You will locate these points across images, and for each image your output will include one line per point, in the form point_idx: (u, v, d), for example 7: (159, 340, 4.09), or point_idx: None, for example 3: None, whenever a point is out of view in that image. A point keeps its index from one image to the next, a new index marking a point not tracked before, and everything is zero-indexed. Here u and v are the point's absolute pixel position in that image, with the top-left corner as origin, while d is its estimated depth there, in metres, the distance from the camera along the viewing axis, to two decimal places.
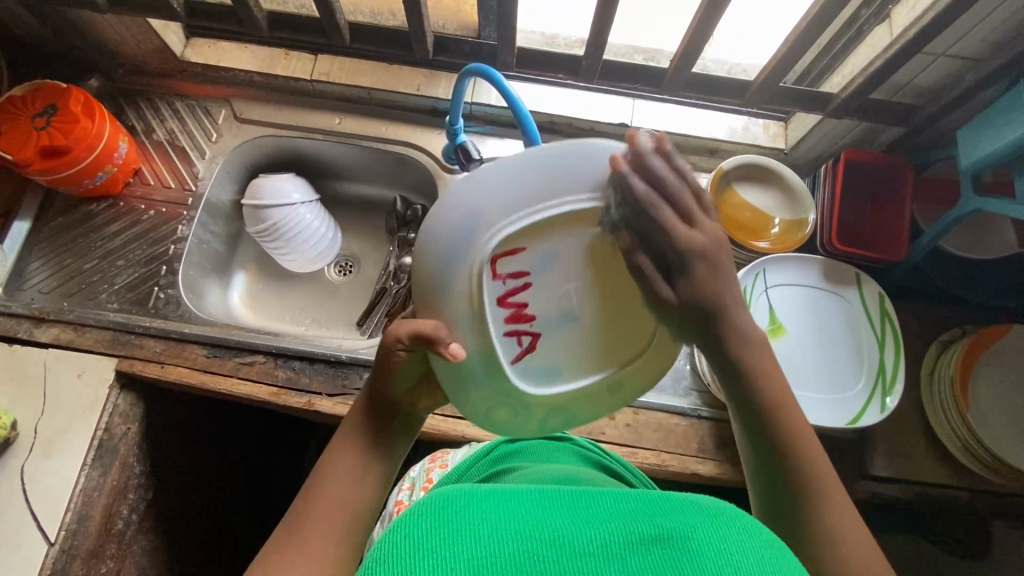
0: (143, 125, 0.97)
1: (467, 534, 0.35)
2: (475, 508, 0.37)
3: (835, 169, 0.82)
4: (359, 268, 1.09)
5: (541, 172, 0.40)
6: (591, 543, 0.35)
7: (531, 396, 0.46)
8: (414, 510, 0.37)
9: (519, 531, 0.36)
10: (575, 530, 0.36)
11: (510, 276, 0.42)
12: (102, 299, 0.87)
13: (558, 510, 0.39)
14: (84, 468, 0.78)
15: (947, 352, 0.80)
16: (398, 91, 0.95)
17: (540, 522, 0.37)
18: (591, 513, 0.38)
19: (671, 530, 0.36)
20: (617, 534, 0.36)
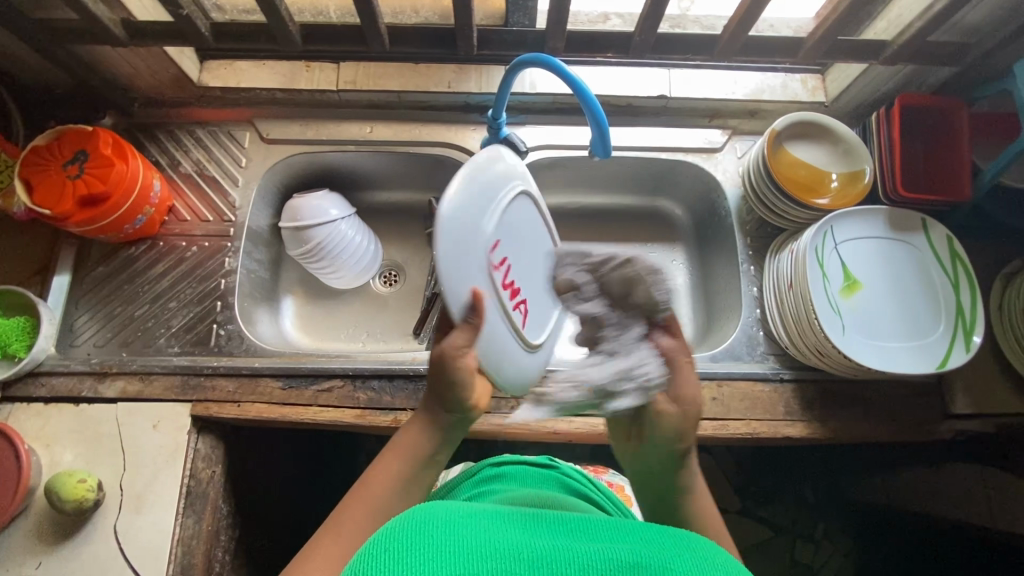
0: (168, 158, 0.93)
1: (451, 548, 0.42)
2: (460, 529, 0.44)
3: (888, 116, 0.81)
4: (404, 277, 1.07)
5: (473, 183, 0.54)
6: (568, 566, 0.41)
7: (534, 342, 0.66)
8: (416, 523, 0.44)
9: (501, 553, 0.42)
10: (547, 549, 0.43)
11: (499, 262, 0.57)
12: (162, 343, 0.84)
13: (539, 535, 0.46)
14: (179, 518, 0.76)
15: (1013, 286, 0.81)
16: (430, 90, 0.92)
17: (517, 543, 0.43)
18: (568, 535, 0.46)
19: (637, 555, 0.42)
20: (590, 558, 0.42)
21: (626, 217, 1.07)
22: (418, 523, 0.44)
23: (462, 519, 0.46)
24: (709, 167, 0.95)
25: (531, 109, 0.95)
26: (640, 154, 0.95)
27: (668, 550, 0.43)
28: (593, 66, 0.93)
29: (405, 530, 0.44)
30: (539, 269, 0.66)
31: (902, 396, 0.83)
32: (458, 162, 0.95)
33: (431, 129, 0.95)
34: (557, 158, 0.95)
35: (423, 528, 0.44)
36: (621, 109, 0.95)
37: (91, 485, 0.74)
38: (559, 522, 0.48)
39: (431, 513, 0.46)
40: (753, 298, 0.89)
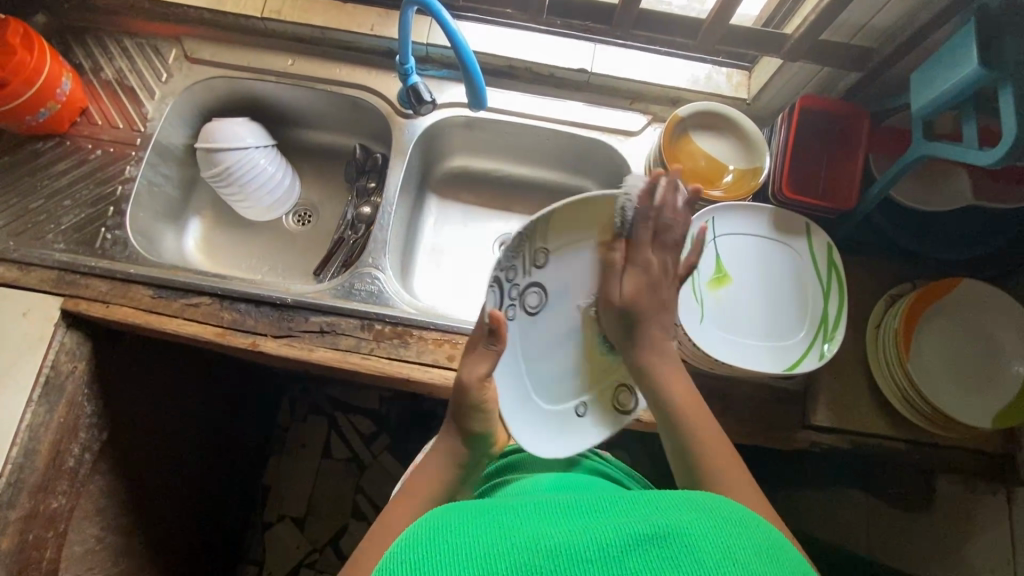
0: (91, 63, 0.94)
1: (464, 551, 0.41)
2: (481, 530, 0.43)
3: (789, 117, 0.80)
4: (318, 218, 1.07)
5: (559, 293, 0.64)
6: (590, 549, 0.40)
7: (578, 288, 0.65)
8: (423, 530, 0.44)
9: (521, 545, 0.41)
10: (570, 537, 0.41)
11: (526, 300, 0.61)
12: (48, 239, 0.86)
13: (557, 519, 0.44)
14: (30, 404, 0.79)
15: (893, 307, 0.80)
16: (351, 31, 0.92)
17: (532, 535, 0.42)
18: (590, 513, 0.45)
19: (664, 527, 0.41)
20: (612, 536, 0.41)
21: (546, 192, 1.06)
22: (432, 530, 0.43)
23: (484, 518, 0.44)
24: (622, 149, 0.94)
25: (455, 65, 0.95)
26: (554, 125, 0.94)
27: (701, 516, 0.43)
28: (517, 30, 0.93)
29: (423, 536, 0.43)
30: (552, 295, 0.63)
31: (763, 399, 0.82)
32: (374, 108, 0.96)
33: (349, 71, 0.95)
34: (474, 117, 0.95)
35: (437, 538, 0.43)
36: (542, 78, 0.95)
37: None
38: (579, 505, 0.47)
39: (446, 518, 0.45)
40: None
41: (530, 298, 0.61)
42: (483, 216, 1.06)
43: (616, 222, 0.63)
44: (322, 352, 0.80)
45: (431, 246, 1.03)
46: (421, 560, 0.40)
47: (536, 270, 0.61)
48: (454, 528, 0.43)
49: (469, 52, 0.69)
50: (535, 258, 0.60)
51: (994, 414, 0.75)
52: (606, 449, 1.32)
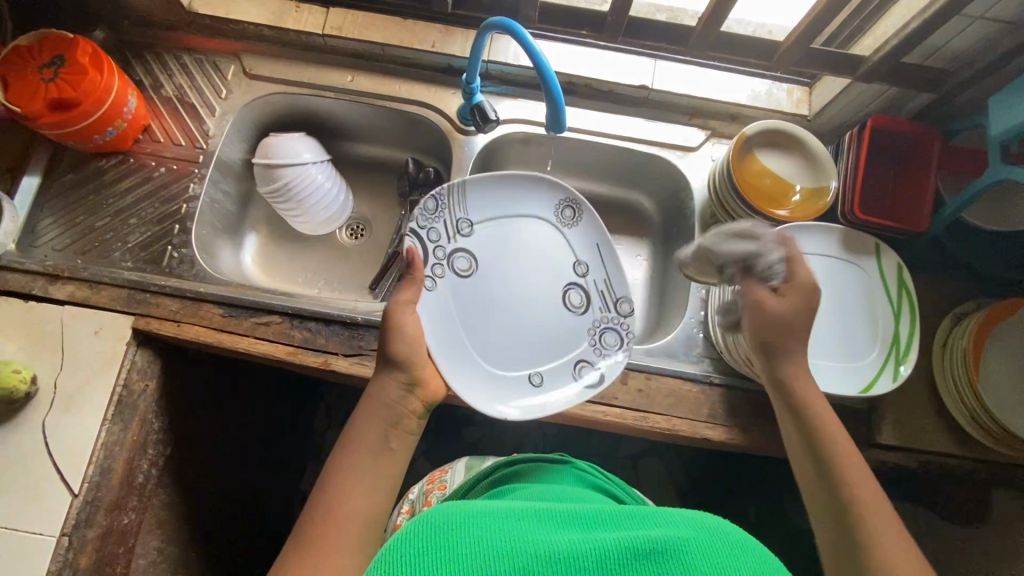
0: (151, 80, 0.94)
1: (468, 551, 0.42)
2: (480, 527, 0.45)
3: (859, 137, 0.80)
4: (370, 232, 1.08)
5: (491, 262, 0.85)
6: (587, 556, 0.42)
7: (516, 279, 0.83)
8: (423, 528, 0.45)
9: (517, 549, 0.43)
10: (571, 545, 0.43)
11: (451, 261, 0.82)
12: (116, 257, 0.87)
13: (554, 527, 0.47)
14: (105, 423, 0.79)
15: (960, 325, 0.81)
16: (412, 48, 0.92)
17: (534, 540, 0.44)
18: (581, 526, 0.48)
19: (659, 540, 0.44)
20: (608, 548, 0.43)
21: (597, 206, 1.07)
22: (433, 529, 0.45)
23: (484, 518, 0.46)
24: (681, 165, 0.94)
25: (513, 81, 0.95)
26: (614, 142, 0.94)
27: (695, 533, 0.45)
28: (578, 46, 0.93)
29: (420, 535, 0.44)
30: (481, 254, 0.84)
31: None
32: (433, 124, 0.96)
33: (409, 87, 0.95)
34: (533, 134, 0.95)
35: (440, 534, 0.44)
36: (602, 94, 0.95)
37: (24, 378, 0.77)
38: (575, 517, 0.49)
39: (449, 517, 0.46)
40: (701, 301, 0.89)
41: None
42: None
43: (566, 213, 0.87)
44: None
45: None
46: (424, 557, 0.42)
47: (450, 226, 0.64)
48: (461, 524, 0.45)
49: (551, 75, 0.69)
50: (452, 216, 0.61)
51: None
52: (647, 457, 1.33)
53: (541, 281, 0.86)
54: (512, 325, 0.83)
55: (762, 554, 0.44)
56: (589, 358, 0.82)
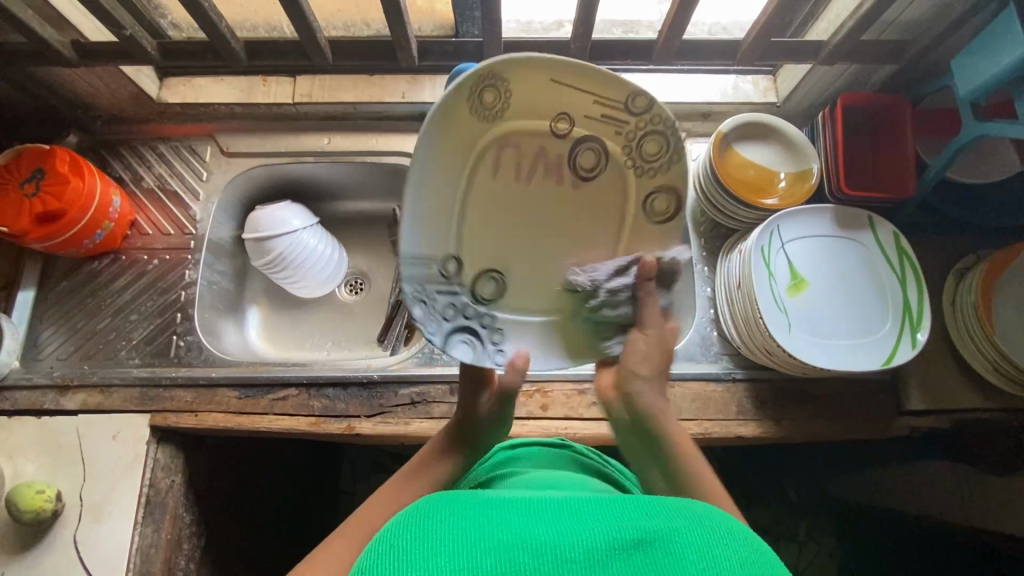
0: (131, 174, 0.95)
1: (451, 542, 0.41)
2: (466, 522, 0.43)
3: (833, 115, 0.81)
4: (369, 285, 1.08)
5: None
6: (573, 551, 0.39)
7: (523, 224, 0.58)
8: (405, 520, 0.45)
9: (501, 543, 0.41)
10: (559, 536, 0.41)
11: None
12: (123, 356, 0.86)
13: (542, 519, 0.43)
14: (137, 526, 0.78)
15: (965, 281, 0.81)
16: (384, 101, 0.93)
17: (523, 533, 0.41)
18: (574, 516, 0.44)
19: (653, 532, 0.40)
20: (599, 541, 0.40)
21: None
22: (420, 518, 0.45)
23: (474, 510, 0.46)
24: None
25: None
26: None
27: (689, 523, 0.41)
28: None
29: (399, 532, 0.43)
30: None
31: (856, 393, 0.83)
32: None
33: (387, 139, 0.96)
34: None
35: (426, 527, 0.43)
36: None
37: (49, 496, 0.75)
38: (570, 507, 0.45)
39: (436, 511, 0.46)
40: (707, 299, 0.89)
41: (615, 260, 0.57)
42: None
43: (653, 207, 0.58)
44: (418, 423, 0.80)
45: None
46: (412, 544, 0.41)
47: (456, 276, 0.54)
48: (452, 521, 0.43)
49: None
50: (450, 271, 0.54)
51: None
52: None
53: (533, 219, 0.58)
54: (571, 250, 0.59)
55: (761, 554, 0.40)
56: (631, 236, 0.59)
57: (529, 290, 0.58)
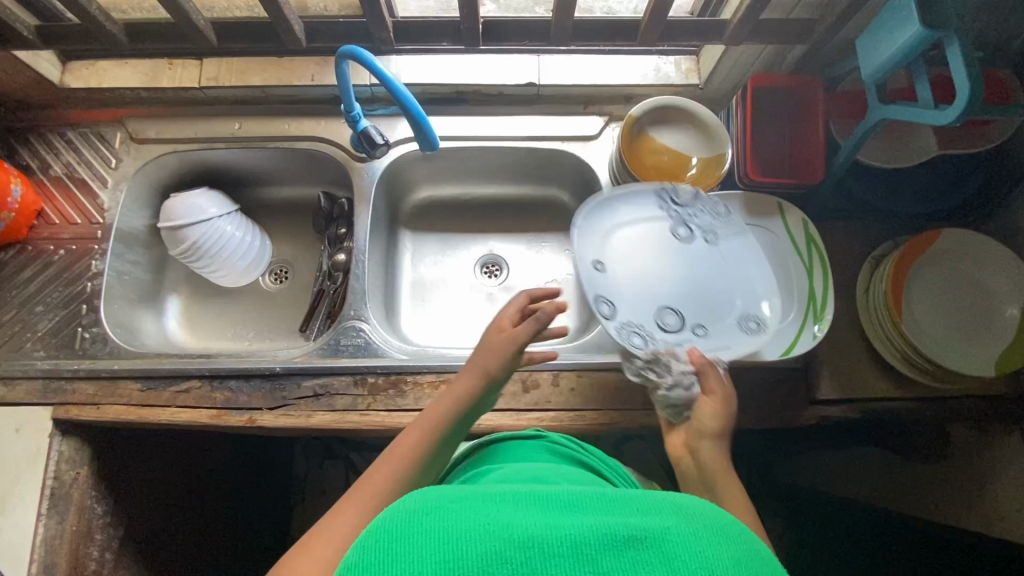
0: (39, 162, 0.93)
1: (433, 537, 0.37)
2: (447, 512, 0.39)
3: (743, 99, 0.79)
4: (294, 274, 1.06)
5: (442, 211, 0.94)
6: (562, 544, 0.37)
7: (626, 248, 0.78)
8: (380, 519, 0.40)
9: (487, 536, 0.37)
10: (548, 529, 0.38)
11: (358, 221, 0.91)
12: (27, 348, 0.85)
13: (528, 512, 0.41)
14: (40, 518, 0.78)
15: (878, 269, 0.80)
16: (292, 85, 0.90)
17: (510, 519, 0.39)
18: (567, 509, 0.41)
19: (647, 529, 0.38)
20: (588, 534, 0.37)
21: (517, 207, 1.08)
22: (392, 515, 0.40)
23: (452, 500, 0.41)
24: (585, 155, 0.94)
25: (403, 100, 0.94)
26: (514, 144, 0.94)
27: (685, 524, 0.39)
28: (457, 55, 0.92)
29: (377, 530, 0.39)
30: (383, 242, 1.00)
31: (767, 384, 0.82)
32: (328, 156, 0.94)
33: (299, 124, 0.94)
34: None
35: (405, 519, 0.39)
36: (493, 98, 0.94)
37: None
38: (566, 497, 0.43)
39: (416, 499, 0.41)
40: None
41: (678, 228, 0.79)
42: (463, 243, 1.08)
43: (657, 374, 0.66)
44: (320, 415, 0.79)
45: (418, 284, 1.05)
46: (384, 548, 0.37)
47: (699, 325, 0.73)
48: (432, 508, 0.40)
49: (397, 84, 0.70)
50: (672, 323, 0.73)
51: (995, 360, 0.75)
52: None
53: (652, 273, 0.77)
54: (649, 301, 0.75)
55: (755, 550, 0.38)
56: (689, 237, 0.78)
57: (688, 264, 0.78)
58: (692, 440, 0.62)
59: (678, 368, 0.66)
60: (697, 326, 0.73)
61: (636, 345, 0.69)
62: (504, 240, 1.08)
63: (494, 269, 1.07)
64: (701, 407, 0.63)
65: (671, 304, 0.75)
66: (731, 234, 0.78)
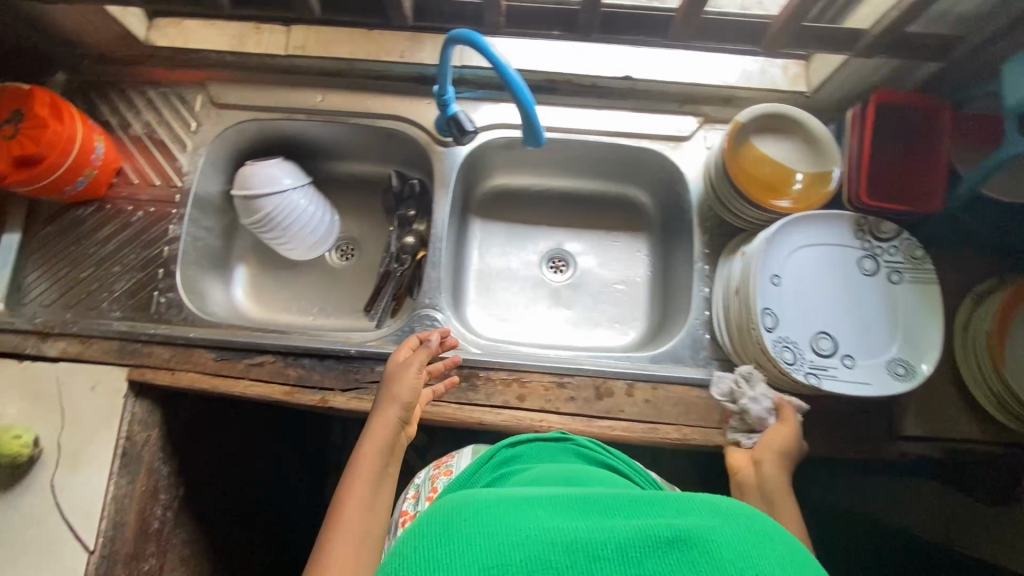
0: (118, 119, 0.92)
1: (476, 540, 0.39)
2: (485, 518, 0.41)
3: (863, 115, 0.75)
4: (360, 252, 1.05)
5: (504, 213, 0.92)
6: (607, 548, 0.38)
7: (787, 262, 0.74)
8: (424, 527, 0.42)
9: (527, 537, 0.39)
10: (588, 533, 0.39)
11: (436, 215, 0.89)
12: (104, 307, 0.85)
13: (562, 515, 0.42)
14: (113, 476, 0.79)
15: (983, 306, 0.76)
16: (381, 60, 0.87)
17: (549, 524, 0.41)
18: (600, 513, 0.43)
19: (687, 530, 0.39)
20: (631, 536, 0.39)
21: (589, 203, 1.05)
22: (435, 524, 0.42)
23: (489, 506, 0.43)
24: (674, 157, 0.90)
25: (491, 85, 0.92)
26: (601, 139, 0.91)
27: (727, 524, 0.39)
28: (551, 41, 0.88)
29: (418, 542, 0.41)
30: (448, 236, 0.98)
31: (848, 413, 0.80)
32: (409, 137, 0.92)
33: (383, 101, 0.91)
34: (515, 139, 0.92)
35: (450, 525, 0.41)
36: (584, 89, 0.90)
37: (25, 443, 0.76)
38: (607, 504, 0.44)
39: (454, 509, 0.44)
40: (704, 299, 0.85)
41: (866, 259, 0.75)
42: (533, 235, 1.06)
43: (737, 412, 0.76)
44: None
45: (483, 273, 1.04)
46: (429, 558, 0.39)
47: (848, 353, 0.72)
48: (471, 515, 0.42)
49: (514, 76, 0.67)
50: (821, 346, 0.72)
51: None
52: None
53: (813, 293, 0.74)
54: (812, 321, 0.73)
55: (797, 547, 0.39)
56: (863, 259, 0.75)
57: (854, 293, 0.74)
58: (756, 454, 0.72)
59: (761, 393, 0.74)
60: (847, 357, 0.72)
61: (788, 361, 0.70)
62: (573, 235, 1.05)
63: (560, 264, 1.05)
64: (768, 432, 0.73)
65: (829, 327, 0.73)
66: (901, 272, 0.74)
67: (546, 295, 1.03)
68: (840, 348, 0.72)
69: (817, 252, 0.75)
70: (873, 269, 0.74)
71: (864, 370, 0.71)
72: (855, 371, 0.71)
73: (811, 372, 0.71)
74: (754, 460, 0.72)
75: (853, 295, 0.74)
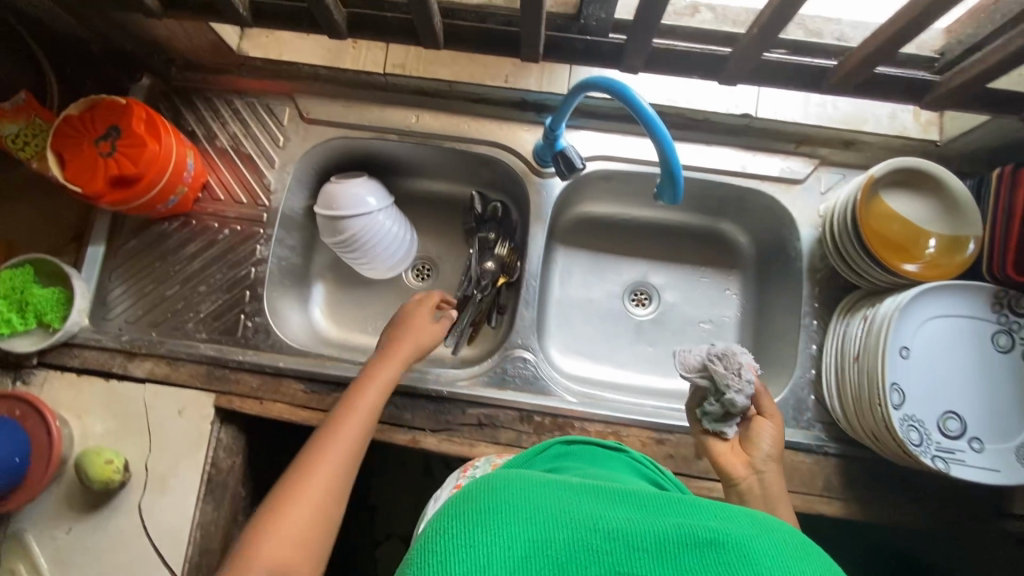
0: (204, 129, 0.88)
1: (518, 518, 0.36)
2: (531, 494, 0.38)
3: (1016, 181, 0.69)
4: (438, 273, 1.02)
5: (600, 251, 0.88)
6: (646, 539, 0.36)
7: (918, 334, 0.70)
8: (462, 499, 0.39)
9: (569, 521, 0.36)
10: (629, 521, 0.37)
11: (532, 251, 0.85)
12: (190, 328, 0.84)
13: (606, 500, 0.39)
14: (199, 502, 0.78)
15: None
16: (483, 84, 0.84)
17: (592, 510, 0.38)
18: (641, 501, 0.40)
19: (727, 533, 0.36)
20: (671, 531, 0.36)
21: (678, 236, 1.01)
22: (471, 498, 0.38)
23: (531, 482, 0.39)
24: (786, 201, 0.85)
25: (594, 112, 0.87)
26: (708, 177, 0.86)
27: (762, 532, 0.37)
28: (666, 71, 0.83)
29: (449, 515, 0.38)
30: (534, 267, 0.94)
31: (961, 489, 0.76)
32: (504, 164, 0.87)
33: (480, 125, 0.86)
34: (614, 171, 0.88)
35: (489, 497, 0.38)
36: (695, 123, 0.85)
37: (117, 468, 0.76)
38: (639, 494, 0.41)
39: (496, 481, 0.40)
40: (810, 357, 0.81)
41: (1001, 335, 0.71)
42: (616, 265, 1.01)
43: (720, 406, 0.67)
44: (484, 447, 0.77)
45: (564, 302, 0.99)
46: (461, 533, 0.36)
47: (976, 436, 0.68)
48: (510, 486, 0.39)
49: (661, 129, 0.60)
50: (948, 426, 0.68)
51: None
52: None
53: (942, 367, 0.70)
54: (939, 398, 0.69)
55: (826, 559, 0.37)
56: (998, 336, 0.71)
57: (985, 371, 0.70)
58: (757, 462, 0.65)
59: (748, 378, 0.65)
60: (975, 441, 0.68)
61: (914, 443, 0.67)
62: (658, 267, 1.01)
63: (643, 297, 1.00)
64: (761, 427, 0.67)
65: (956, 406, 0.69)
66: None
67: (629, 330, 0.98)
68: (968, 430, 0.68)
69: (950, 325, 0.70)
70: (1008, 347, 0.70)
71: (993, 457, 0.68)
72: (982, 456, 0.68)
73: (937, 455, 0.67)
74: (750, 461, 0.65)
75: (984, 373, 0.70)
